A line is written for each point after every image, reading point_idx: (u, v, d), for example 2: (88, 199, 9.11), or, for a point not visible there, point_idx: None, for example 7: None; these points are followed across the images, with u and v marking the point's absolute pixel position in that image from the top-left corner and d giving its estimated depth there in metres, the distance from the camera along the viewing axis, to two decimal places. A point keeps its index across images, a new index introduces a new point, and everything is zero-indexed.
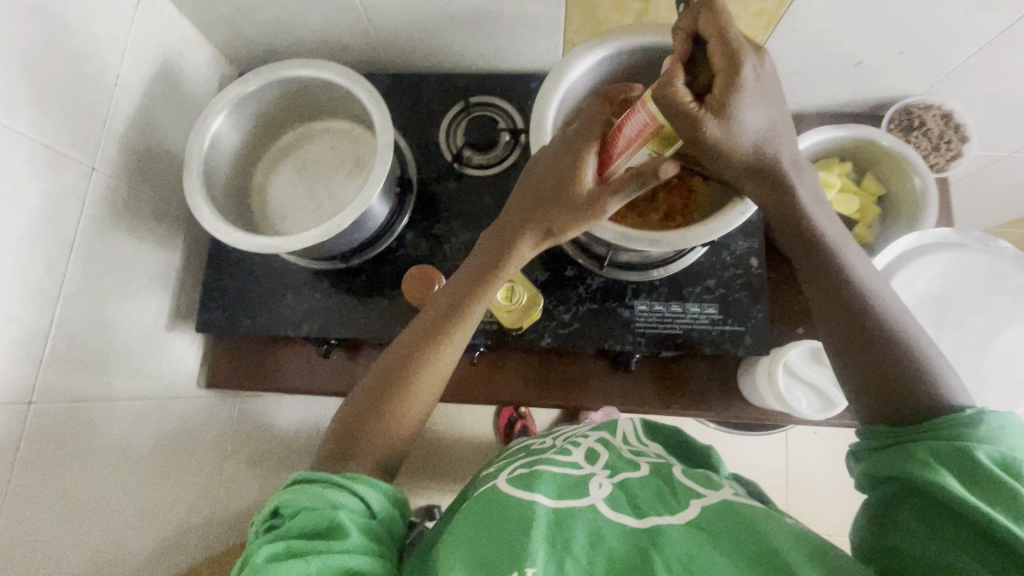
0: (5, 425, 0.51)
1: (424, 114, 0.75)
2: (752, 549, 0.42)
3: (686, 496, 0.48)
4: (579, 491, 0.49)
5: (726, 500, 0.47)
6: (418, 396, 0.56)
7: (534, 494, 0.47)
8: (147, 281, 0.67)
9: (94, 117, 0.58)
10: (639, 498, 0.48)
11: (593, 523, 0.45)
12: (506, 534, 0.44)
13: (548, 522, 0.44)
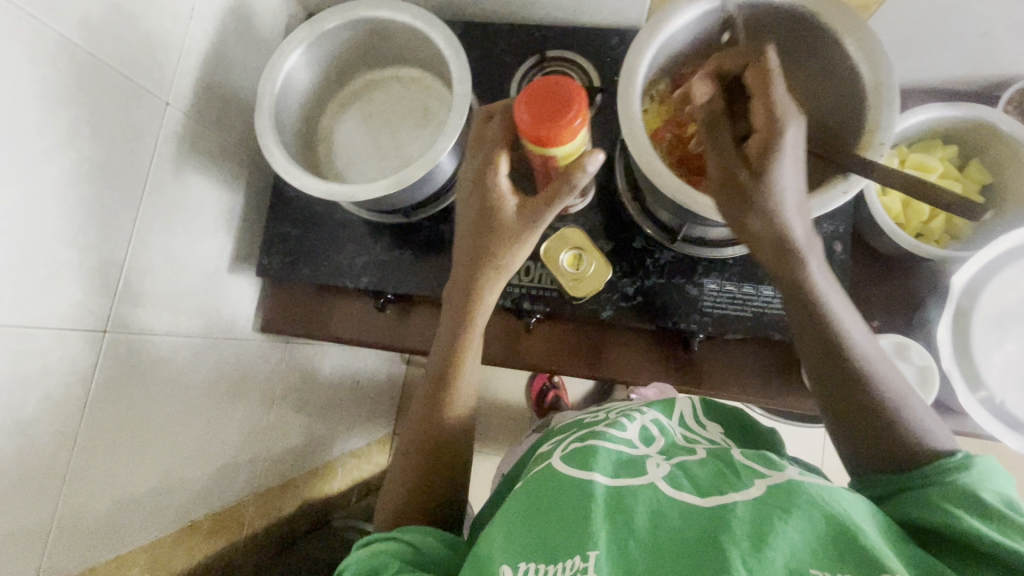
0: (83, 351, 0.52)
1: (495, 67, 0.71)
2: (831, 530, 0.37)
3: (749, 476, 0.42)
4: (635, 468, 0.45)
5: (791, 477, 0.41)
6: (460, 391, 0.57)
7: (591, 472, 0.44)
8: (213, 222, 0.68)
9: (170, 49, 0.57)
10: (698, 478, 0.43)
11: (653, 501, 0.41)
12: (561, 515, 0.41)
13: (606, 502, 0.41)
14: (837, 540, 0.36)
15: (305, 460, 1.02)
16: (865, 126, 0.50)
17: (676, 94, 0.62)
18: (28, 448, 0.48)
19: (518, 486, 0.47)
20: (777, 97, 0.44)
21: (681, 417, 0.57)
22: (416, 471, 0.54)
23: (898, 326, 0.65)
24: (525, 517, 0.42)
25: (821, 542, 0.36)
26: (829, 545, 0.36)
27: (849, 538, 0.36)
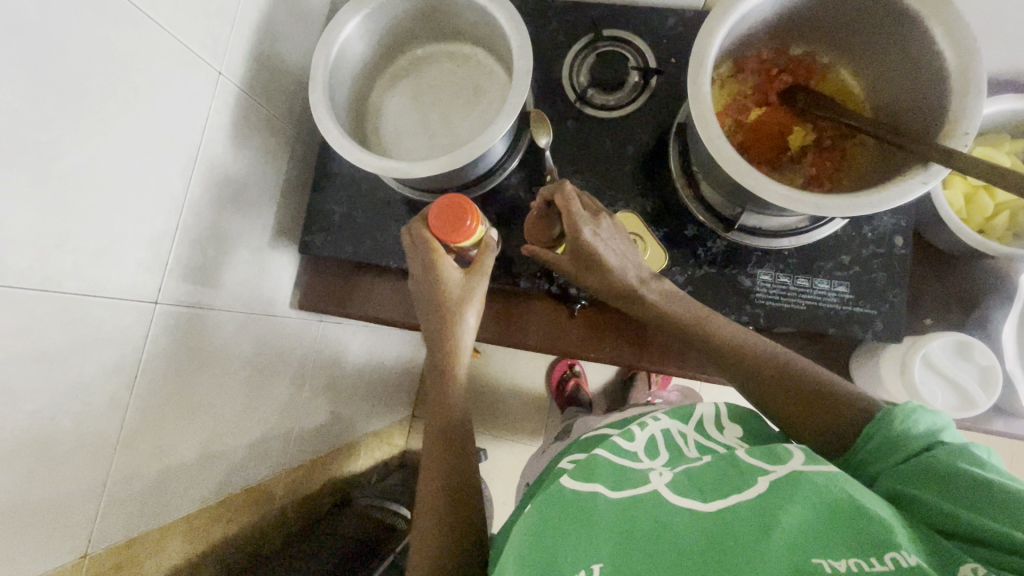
0: (136, 323, 0.52)
1: (548, 46, 0.69)
2: (835, 519, 0.36)
3: (753, 475, 0.41)
4: (636, 478, 0.44)
5: (794, 470, 0.40)
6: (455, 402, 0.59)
7: (593, 485, 0.43)
8: (257, 198, 0.67)
9: (224, 17, 0.56)
10: (702, 481, 0.42)
11: (658, 509, 0.40)
12: (568, 526, 0.40)
13: (612, 513, 0.40)
14: (843, 531, 0.36)
15: (332, 439, 1.03)
16: (946, 115, 0.48)
17: (738, 78, 0.60)
18: (82, 418, 0.48)
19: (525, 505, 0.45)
20: (581, 218, 0.53)
21: (699, 421, 0.55)
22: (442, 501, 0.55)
23: (956, 324, 0.64)
24: (533, 530, 0.41)
25: (826, 529, 0.36)
26: (835, 534, 0.35)
27: (856, 521, 0.36)
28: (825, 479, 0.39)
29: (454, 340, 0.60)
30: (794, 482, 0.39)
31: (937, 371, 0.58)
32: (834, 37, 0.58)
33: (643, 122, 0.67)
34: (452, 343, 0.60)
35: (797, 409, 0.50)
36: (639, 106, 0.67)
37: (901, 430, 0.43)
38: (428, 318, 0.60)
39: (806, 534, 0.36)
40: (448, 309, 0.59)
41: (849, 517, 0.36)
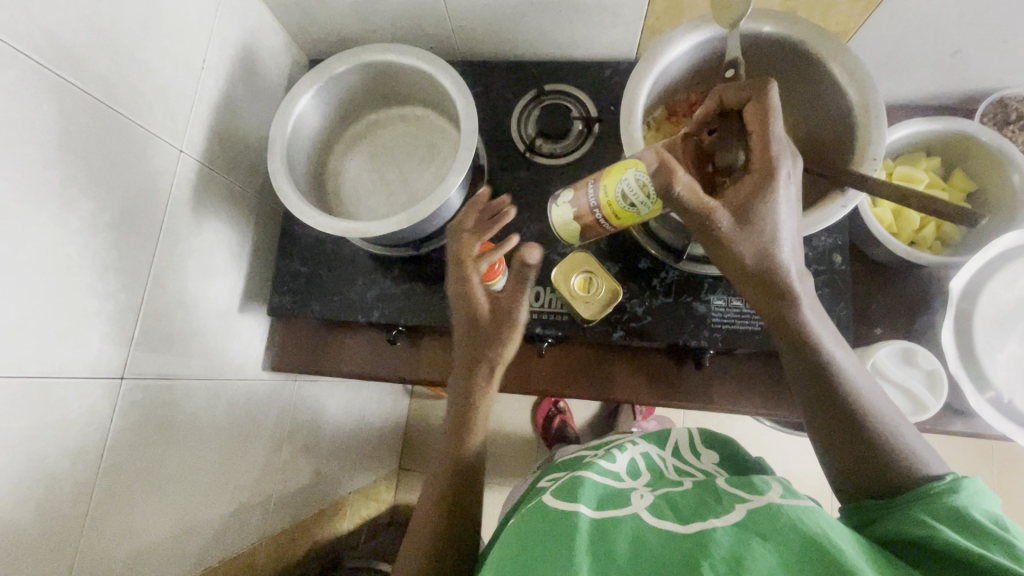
0: (102, 398, 0.52)
1: (495, 103, 0.75)
2: (804, 549, 0.38)
3: (731, 501, 0.45)
4: (619, 501, 0.47)
5: (771, 502, 0.43)
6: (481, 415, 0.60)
7: (576, 504, 0.46)
8: (224, 264, 0.68)
9: (183, 98, 0.59)
10: (681, 508, 0.45)
11: (637, 530, 0.43)
12: (549, 545, 0.41)
13: (590, 530, 0.42)
14: (811, 559, 0.37)
15: (315, 501, 1.00)
16: (856, 144, 0.53)
17: (672, 121, 0.65)
18: (46, 503, 0.47)
19: (510, 523, 0.47)
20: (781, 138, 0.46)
21: (675, 447, 0.61)
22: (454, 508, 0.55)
23: (903, 331, 0.67)
24: (516, 549, 0.42)
25: (794, 561, 0.38)
26: (805, 565, 0.37)
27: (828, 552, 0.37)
28: (799, 513, 0.41)
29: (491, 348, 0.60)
30: (771, 515, 0.41)
31: (888, 378, 0.60)
32: None
33: (590, 165, 0.71)
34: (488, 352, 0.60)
35: (843, 444, 0.48)
36: (585, 151, 0.71)
37: (959, 499, 0.42)
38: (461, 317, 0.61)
39: (775, 568, 0.37)
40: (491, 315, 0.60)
41: (817, 545, 0.38)
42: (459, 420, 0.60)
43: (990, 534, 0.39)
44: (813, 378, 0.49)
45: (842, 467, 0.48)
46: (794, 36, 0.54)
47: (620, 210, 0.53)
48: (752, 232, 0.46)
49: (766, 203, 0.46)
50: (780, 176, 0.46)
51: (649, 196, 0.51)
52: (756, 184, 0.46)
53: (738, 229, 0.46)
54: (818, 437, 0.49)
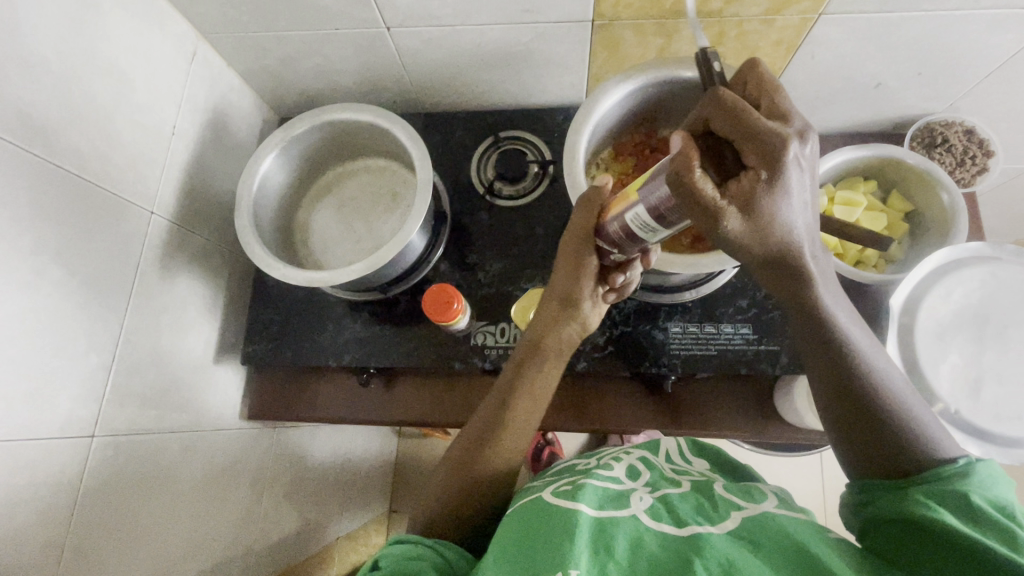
0: (73, 457, 0.53)
1: (456, 151, 0.79)
2: (790, 549, 0.42)
3: (726, 507, 0.48)
4: (619, 503, 0.50)
5: (765, 510, 0.47)
6: (528, 415, 0.59)
7: (578, 503, 0.49)
8: (198, 316, 0.70)
9: (154, 163, 0.62)
10: (680, 509, 0.49)
11: (634, 531, 0.46)
12: (550, 538, 0.45)
13: (591, 529, 0.46)
14: (794, 557, 0.41)
15: (301, 549, 1.00)
16: None
17: (620, 160, 0.70)
18: (14, 566, 0.48)
19: (513, 521, 0.50)
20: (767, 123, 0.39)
21: (666, 453, 0.64)
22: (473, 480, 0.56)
23: None
24: (523, 543, 0.46)
25: (782, 562, 0.41)
26: (788, 563, 0.41)
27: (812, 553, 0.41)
28: (790, 520, 0.46)
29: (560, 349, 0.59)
30: (763, 522, 0.45)
31: None
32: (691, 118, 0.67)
33: (547, 205, 0.75)
34: (556, 352, 0.59)
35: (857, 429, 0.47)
36: (541, 191, 0.76)
37: (963, 484, 0.41)
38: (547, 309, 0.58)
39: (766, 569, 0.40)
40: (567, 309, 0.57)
41: (801, 547, 0.42)
42: (503, 409, 0.58)
43: (986, 520, 0.39)
44: (835, 354, 0.49)
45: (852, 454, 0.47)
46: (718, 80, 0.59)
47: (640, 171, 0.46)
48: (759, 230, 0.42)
49: (774, 198, 0.40)
50: (790, 163, 0.39)
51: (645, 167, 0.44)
52: (763, 177, 0.39)
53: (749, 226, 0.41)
54: (834, 425, 0.49)
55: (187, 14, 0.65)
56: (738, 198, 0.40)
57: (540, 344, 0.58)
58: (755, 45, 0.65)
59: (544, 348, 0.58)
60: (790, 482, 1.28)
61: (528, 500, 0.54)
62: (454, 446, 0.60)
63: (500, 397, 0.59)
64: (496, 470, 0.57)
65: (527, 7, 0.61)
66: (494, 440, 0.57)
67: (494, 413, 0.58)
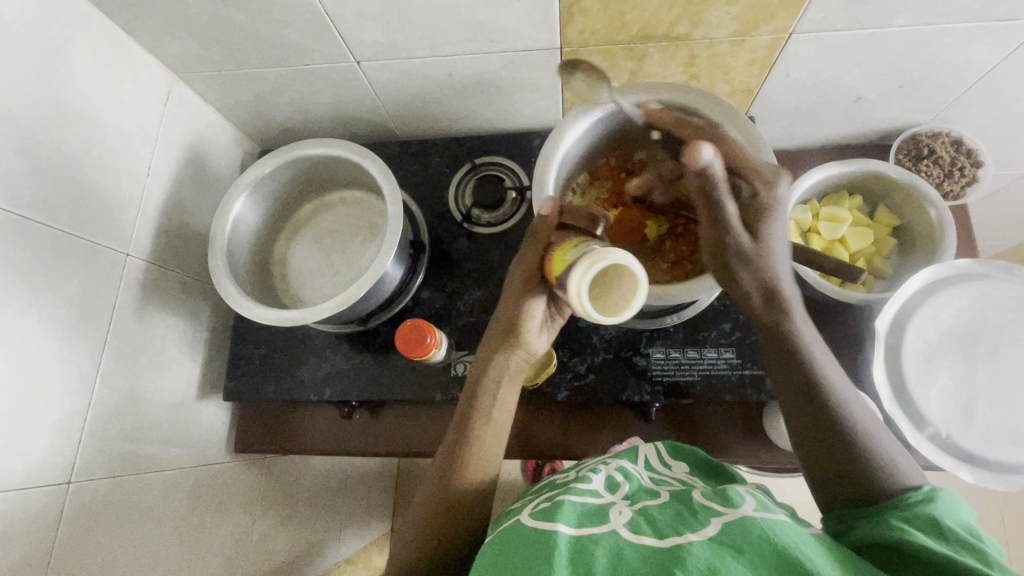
0: (46, 505, 0.53)
1: (434, 179, 0.79)
2: (778, 560, 0.38)
3: (706, 514, 0.44)
4: (597, 518, 0.45)
5: (745, 515, 0.42)
6: (488, 441, 0.56)
7: (555, 524, 0.44)
8: (178, 353, 0.70)
9: (128, 206, 0.63)
10: (659, 521, 0.44)
11: (614, 548, 0.41)
12: (525, 566, 0.40)
13: (568, 550, 0.41)
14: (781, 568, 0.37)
15: None
16: None
17: (595, 185, 0.70)
18: None
19: (484, 547, 0.46)
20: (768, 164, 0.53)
21: (646, 460, 0.57)
22: (444, 519, 0.53)
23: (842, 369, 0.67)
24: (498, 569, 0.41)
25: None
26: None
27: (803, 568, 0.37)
28: (775, 527, 0.41)
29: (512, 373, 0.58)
30: (744, 528, 0.41)
31: None
32: None
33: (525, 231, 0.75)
34: (507, 376, 0.58)
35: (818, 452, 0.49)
36: (520, 218, 0.75)
37: (934, 507, 0.42)
38: (495, 334, 0.58)
39: None
40: (513, 330, 0.56)
41: (789, 561, 0.37)
42: (460, 438, 0.56)
43: (961, 540, 0.39)
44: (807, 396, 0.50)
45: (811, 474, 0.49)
46: (688, 104, 0.59)
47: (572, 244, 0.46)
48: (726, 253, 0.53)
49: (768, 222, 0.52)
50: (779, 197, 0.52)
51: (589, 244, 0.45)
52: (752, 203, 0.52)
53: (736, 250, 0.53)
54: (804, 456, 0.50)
55: (160, 56, 0.66)
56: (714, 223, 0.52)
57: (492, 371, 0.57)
58: (728, 65, 0.64)
59: (498, 374, 0.57)
60: (796, 498, 1.25)
61: (503, 524, 0.49)
62: (420, 491, 0.56)
63: (455, 426, 0.57)
64: (467, 501, 0.54)
65: (493, 37, 0.61)
66: (459, 469, 0.55)
67: (456, 442, 0.56)
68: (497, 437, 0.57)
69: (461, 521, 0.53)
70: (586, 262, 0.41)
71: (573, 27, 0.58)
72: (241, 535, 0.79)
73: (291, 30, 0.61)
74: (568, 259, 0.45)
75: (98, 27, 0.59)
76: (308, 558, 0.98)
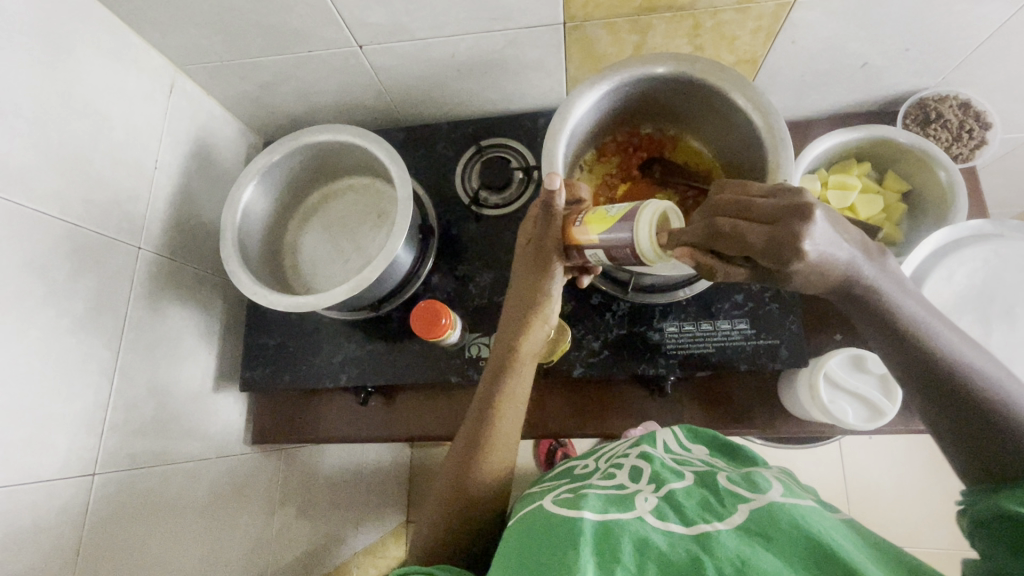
0: (73, 497, 0.54)
1: (440, 163, 0.79)
2: (807, 545, 0.37)
3: (732, 502, 0.44)
4: (622, 505, 0.45)
5: (772, 499, 0.42)
6: (506, 425, 0.57)
7: (580, 511, 0.44)
8: (193, 345, 0.71)
9: (138, 199, 0.63)
10: (684, 507, 0.44)
11: (641, 532, 0.41)
12: (551, 549, 0.40)
13: (594, 535, 0.41)
14: (810, 554, 0.37)
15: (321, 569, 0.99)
16: (768, 166, 0.56)
17: (602, 161, 0.70)
18: None
19: (509, 533, 0.46)
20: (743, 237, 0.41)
21: (665, 444, 0.57)
22: (464, 508, 0.53)
23: (857, 335, 0.67)
24: (523, 557, 0.41)
25: (803, 565, 0.36)
26: (807, 563, 0.36)
27: (832, 554, 0.36)
28: (800, 509, 0.41)
29: (529, 353, 0.58)
30: (772, 513, 0.41)
31: (841, 388, 0.61)
32: (669, 115, 0.67)
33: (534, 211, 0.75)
34: (526, 356, 0.58)
35: (951, 414, 0.43)
36: (527, 197, 0.75)
37: None
38: (513, 309, 0.58)
39: (784, 569, 0.36)
40: (534, 305, 0.56)
41: (819, 544, 0.37)
42: (479, 421, 0.56)
43: None
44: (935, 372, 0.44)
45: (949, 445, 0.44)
46: (694, 75, 0.58)
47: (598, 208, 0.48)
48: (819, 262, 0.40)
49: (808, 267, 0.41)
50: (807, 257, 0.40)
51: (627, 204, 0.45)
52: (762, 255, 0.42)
53: (817, 246, 0.39)
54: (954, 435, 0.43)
55: (162, 48, 0.66)
56: (785, 212, 0.40)
57: (517, 352, 0.57)
58: (733, 35, 0.64)
59: (522, 356, 0.57)
60: (810, 472, 1.26)
61: (525, 511, 0.50)
62: (441, 475, 0.57)
63: (476, 409, 0.57)
64: (490, 484, 0.55)
65: (496, 15, 0.60)
66: (485, 447, 0.55)
67: (475, 426, 0.56)
68: (515, 421, 0.58)
69: (490, 500, 0.55)
70: (657, 204, 0.43)
71: (577, 2, 0.58)
72: (263, 525, 0.79)
73: (293, 15, 0.60)
74: (611, 217, 0.46)
75: (99, 20, 0.59)
76: (329, 546, 0.99)
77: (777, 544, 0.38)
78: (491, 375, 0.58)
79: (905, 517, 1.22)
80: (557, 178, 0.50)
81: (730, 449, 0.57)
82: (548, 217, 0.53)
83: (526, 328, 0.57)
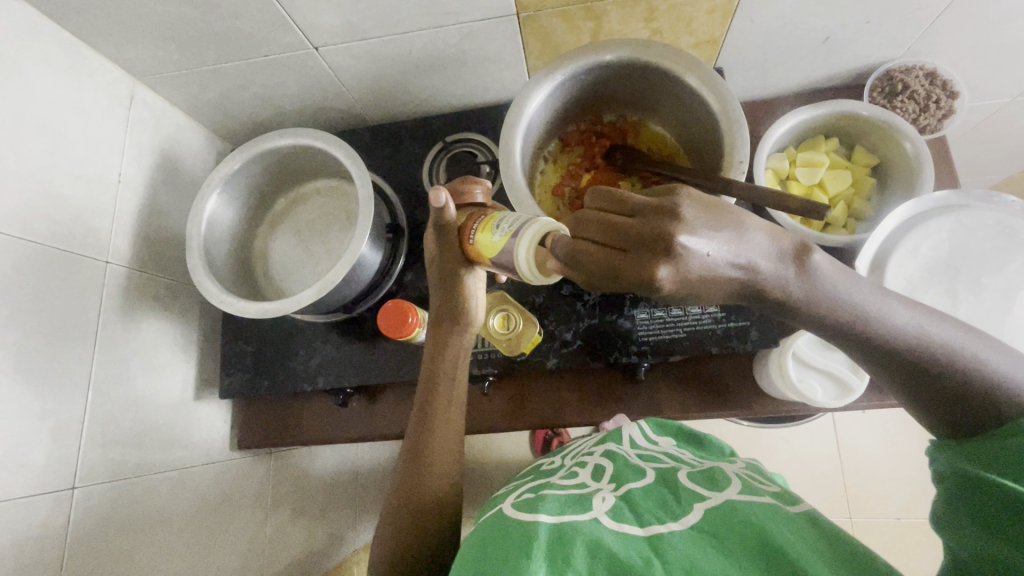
0: (53, 512, 0.54)
1: (408, 161, 0.79)
2: (756, 546, 0.39)
3: (689, 501, 0.45)
4: (580, 506, 0.46)
5: (728, 498, 0.44)
6: (445, 437, 0.59)
7: (537, 514, 0.45)
8: (170, 355, 0.71)
9: (103, 215, 0.63)
10: (641, 507, 0.45)
11: (595, 534, 0.42)
12: (506, 551, 0.41)
13: (550, 537, 0.41)
14: (758, 552, 0.38)
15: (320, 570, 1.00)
16: (725, 150, 0.56)
17: (566, 151, 0.70)
18: None
19: (470, 535, 0.47)
20: (592, 254, 0.39)
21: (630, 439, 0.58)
22: (413, 522, 0.55)
23: None
24: (478, 557, 0.42)
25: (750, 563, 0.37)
26: (757, 564, 0.37)
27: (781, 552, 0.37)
28: (751, 507, 0.42)
29: (456, 365, 0.60)
30: (727, 513, 0.42)
31: (810, 368, 0.62)
32: (629, 101, 0.67)
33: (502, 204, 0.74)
34: (454, 367, 0.60)
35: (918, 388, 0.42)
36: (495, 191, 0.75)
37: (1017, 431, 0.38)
38: (438, 326, 0.60)
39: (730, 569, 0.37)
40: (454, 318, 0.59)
41: (769, 543, 0.38)
42: (417, 438, 0.58)
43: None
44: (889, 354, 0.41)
45: (920, 411, 0.43)
46: (649, 60, 0.58)
47: (490, 223, 0.48)
48: (694, 286, 0.38)
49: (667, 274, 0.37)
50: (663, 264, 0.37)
51: (512, 224, 0.45)
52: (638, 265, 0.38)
53: (680, 277, 0.37)
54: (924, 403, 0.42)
55: (118, 61, 0.66)
56: (644, 242, 0.38)
57: (444, 362, 0.60)
58: (690, 16, 0.63)
59: (451, 363, 0.60)
60: (804, 449, 1.26)
61: (487, 514, 0.51)
62: (389, 494, 0.59)
63: (413, 427, 0.59)
64: (435, 496, 0.57)
65: (448, 9, 0.60)
66: (427, 461, 0.57)
67: (416, 444, 0.58)
68: (454, 432, 0.60)
69: (439, 517, 0.56)
70: (536, 224, 0.43)
71: None
72: (256, 528, 0.80)
73: (243, 21, 0.60)
74: (497, 240, 0.46)
75: (49, 36, 0.59)
76: (326, 546, 1.00)
77: (728, 548, 0.39)
78: (424, 390, 0.60)
79: (900, 489, 1.23)
80: (441, 194, 0.51)
81: (695, 440, 0.60)
82: (444, 230, 0.55)
83: (451, 337, 0.60)
